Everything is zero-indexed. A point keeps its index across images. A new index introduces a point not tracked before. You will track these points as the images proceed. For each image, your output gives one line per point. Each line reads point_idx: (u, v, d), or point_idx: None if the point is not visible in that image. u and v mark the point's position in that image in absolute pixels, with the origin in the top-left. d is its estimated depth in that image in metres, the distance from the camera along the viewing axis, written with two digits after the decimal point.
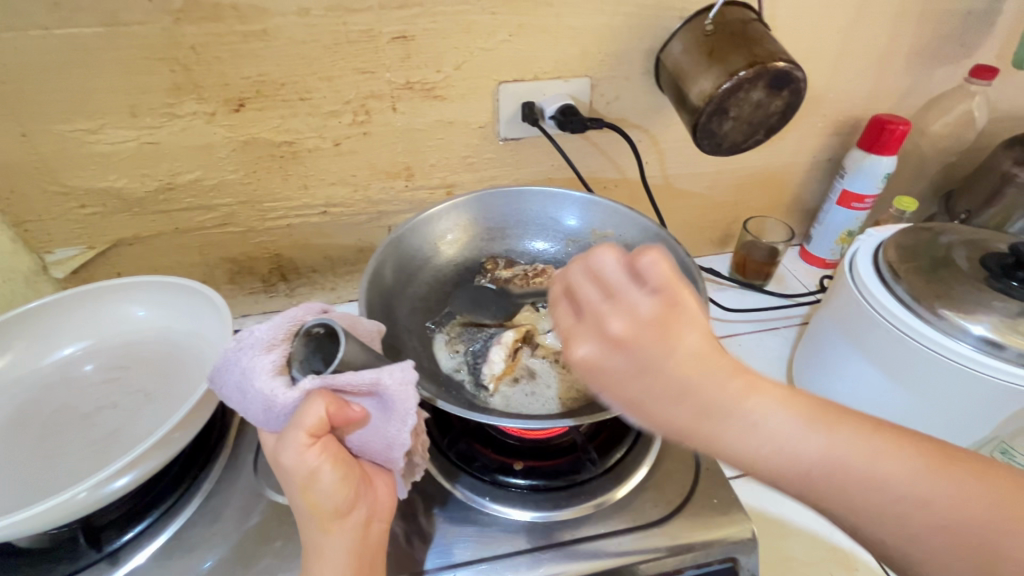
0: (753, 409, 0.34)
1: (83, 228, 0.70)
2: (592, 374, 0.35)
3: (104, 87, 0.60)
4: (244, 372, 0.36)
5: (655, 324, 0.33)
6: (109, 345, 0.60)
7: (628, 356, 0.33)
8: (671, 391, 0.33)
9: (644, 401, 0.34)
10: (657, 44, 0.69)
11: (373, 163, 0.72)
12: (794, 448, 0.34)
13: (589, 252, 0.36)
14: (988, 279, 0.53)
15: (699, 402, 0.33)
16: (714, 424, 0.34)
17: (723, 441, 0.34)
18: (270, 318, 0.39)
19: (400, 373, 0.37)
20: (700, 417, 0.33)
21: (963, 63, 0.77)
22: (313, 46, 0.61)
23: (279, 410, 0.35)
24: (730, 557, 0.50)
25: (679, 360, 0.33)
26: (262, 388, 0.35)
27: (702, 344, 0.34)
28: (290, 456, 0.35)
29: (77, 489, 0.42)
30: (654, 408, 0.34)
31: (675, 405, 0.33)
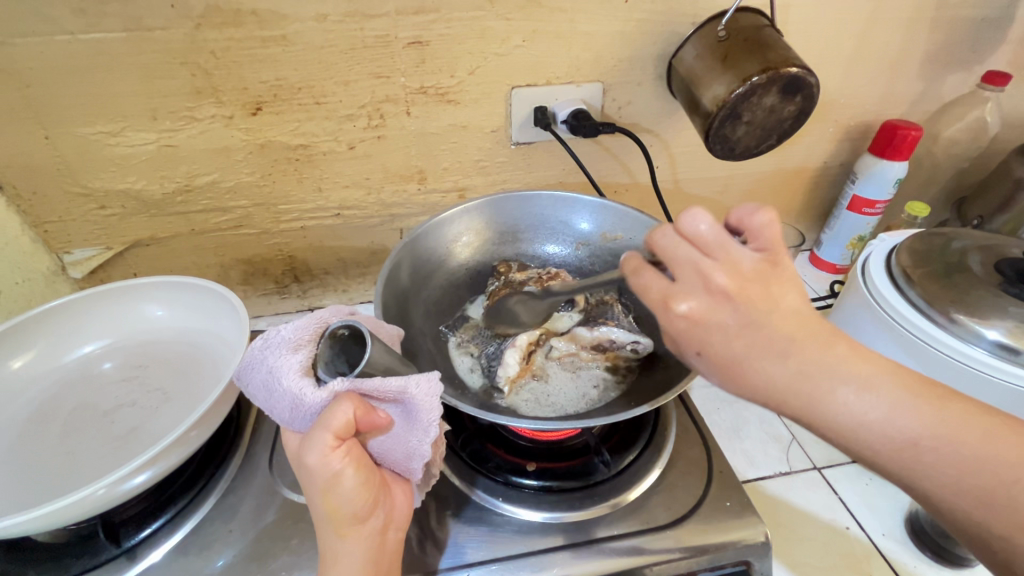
0: (851, 377, 0.38)
1: (101, 228, 0.71)
2: (701, 325, 0.40)
3: (127, 91, 0.61)
4: (272, 371, 0.36)
5: (757, 279, 0.39)
6: (127, 344, 0.61)
7: (734, 306, 0.39)
8: (771, 347, 0.38)
9: (747, 356, 0.39)
10: (669, 50, 0.69)
11: (387, 166, 0.73)
12: (891, 420, 0.38)
13: (682, 214, 0.41)
14: (1003, 284, 0.53)
15: (799, 362, 0.38)
16: (814, 386, 0.38)
17: (823, 404, 0.38)
18: (295, 319, 0.39)
19: (427, 384, 0.38)
20: (801, 377, 0.38)
21: (976, 69, 0.77)
22: (330, 50, 0.62)
23: (307, 410, 0.35)
24: (743, 560, 0.49)
25: (780, 316, 0.39)
26: (291, 387, 0.35)
27: (798, 302, 0.40)
28: (315, 459, 0.35)
29: (97, 486, 0.42)
30: (758, 364, 0.39)
31: (777, 359, 0.38)
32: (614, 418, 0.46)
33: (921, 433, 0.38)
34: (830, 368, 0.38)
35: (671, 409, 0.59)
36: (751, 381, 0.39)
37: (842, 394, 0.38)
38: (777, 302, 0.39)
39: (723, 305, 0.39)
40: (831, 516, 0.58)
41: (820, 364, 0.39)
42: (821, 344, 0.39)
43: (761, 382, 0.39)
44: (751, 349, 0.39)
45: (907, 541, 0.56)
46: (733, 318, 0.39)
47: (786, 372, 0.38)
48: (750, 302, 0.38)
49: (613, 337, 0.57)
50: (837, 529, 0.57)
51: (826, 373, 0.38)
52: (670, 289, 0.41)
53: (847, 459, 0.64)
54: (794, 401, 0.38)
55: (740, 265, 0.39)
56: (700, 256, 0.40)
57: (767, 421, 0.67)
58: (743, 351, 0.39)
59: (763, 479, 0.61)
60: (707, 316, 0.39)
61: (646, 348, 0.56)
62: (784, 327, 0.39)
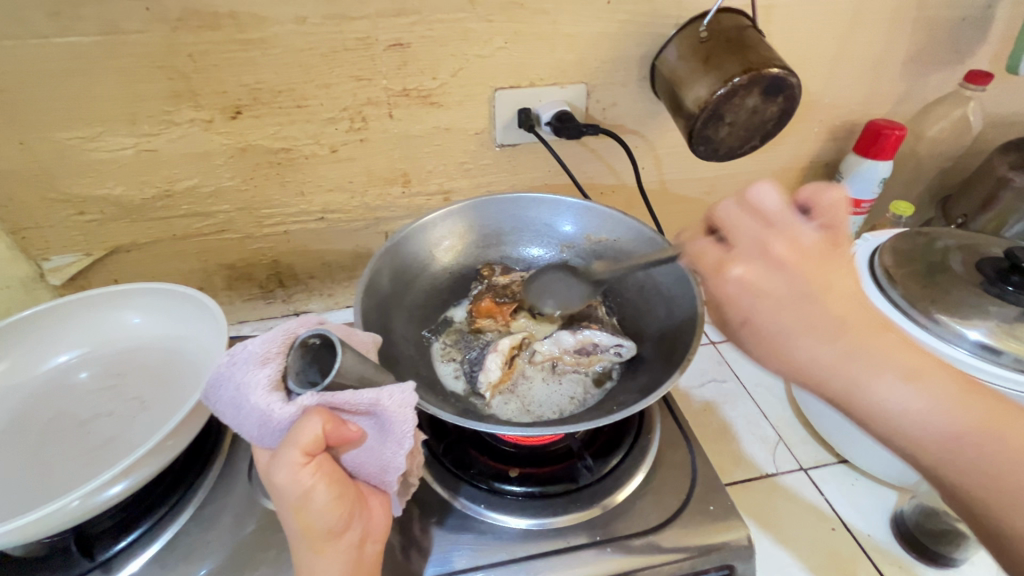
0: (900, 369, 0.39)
1: (80, 235, 0.70)
2: (754, 291, 0.41)
3: (103, 95, 0.60)
4: (240, 387, 0.36)
5: (815, 253, 0.41)
6: (105, 353, 0.60)
7: (788, 276, 0.40)
8: (820, 324, 0.39)
9: (798, 330, 0.40)
10: (652, 51, 0.69)
11: (371, 169, 0.72)
12: (933, 415, 0.38)
13: (749, 187, 0.45)
14: (983, 283, 0.53)
15: (849, 344, 0.39)
16: (860, 370, 0.39)
17: (866, 388, 0.39)
18: (264, 332, 0.38)
19: (400, 395, 0.38)
20: (849, 363, 0.39)
21: (958, 69, 0.78)
22: (311, 53, 0.62)
23: (276, 425, 0.35)
24: (727, 564, 0.49)
25: (836, 297, 0.40)
26: (258, 404, 0.35)
27: (853, 287, 0.41)
28: (284, 475, 0.35)
29: (70, 497, 0.41)
30: (805, 339, 0.40)
31: (822, 337, 0.39)
32: (596, 423, 0.45)
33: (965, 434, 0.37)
34: (877, 360, 0.39)
35: (656, 410, 0.59)
36: (792, 358, 0.40)
37: (883, 387, 0.39)
38: (833, 282, 0.41)
39: (775, 273, 0.41)
40: (817, 518, 0.58)
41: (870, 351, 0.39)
42: (869, 334, 0.39)
43: (804, 358, 0.40)
44: (800, 324, 0.40)
45: (892, 542, 0.56)
46: (785, 288, 0.40)
47: (831, 353, 0.39)
48: (805, 272, 0.40)
49: (596, 340, 0.56)
50: (823, 530, 0.57)
51: (871, 362, 0.39)
52: (729, 254, 0.44)
53: (833, 459, 0.64)
54: (835, 383, 0.39)
55: (798, 239, 0.42)
56: (761, 226, 0.43)
57: (753, 423, 0.67)
58: (791, 325, 0.40)
59: (750, 481, 0.61)
60: (760, 280, 0.41)
61: (629, 352, 0.56)
62: (838, 305, 0.40)
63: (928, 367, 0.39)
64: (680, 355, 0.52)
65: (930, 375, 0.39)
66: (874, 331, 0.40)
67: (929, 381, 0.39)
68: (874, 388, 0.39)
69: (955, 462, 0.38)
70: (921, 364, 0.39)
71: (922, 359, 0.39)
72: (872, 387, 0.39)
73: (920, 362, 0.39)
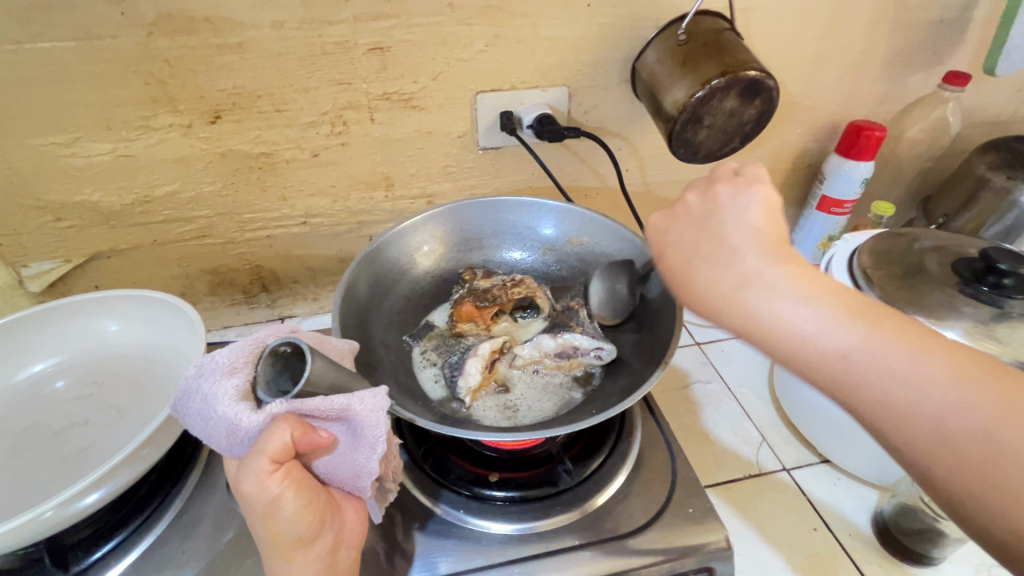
0: (797, 290, 0.36)
1: (59, 241, 0.69)
2: (663, 234, 0.45)
3: (79, 101, 0.60)
4: (208, 398, 0.36)
5: (727, 198, 0.43)
6: (82, 361, 0.59)
7: (692, 220, 0.43)
8: (715, 254, 0.40)
9: (694, 261, 0.41)
10: (633, 53, 0.69)
11: (353, 174, 0.72)
12: (831, 335, 0.35)
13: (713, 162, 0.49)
14: (959, 284, 0.53)
15: (743, 270, 0.38)
16: (753, 292, 0.37)
17: (759, 309, 0.37)
18: (231, 343, 0.38)
19: (371, 399, 0.38)
20: (746, 284, 0.37)
21: (936, 70, 0.78)
22: (289, 58, 0.61)
23: (244, 435, 0.35)
24: (706, 566, 0.49)
25: (735, 231, 0.40)
26: (226, 413, 0.35)
27: (765, 225, 0.40)
28: (251, 484, 0.34)
29: (43, 507, 0.40)
30: (703, 268, 0.40)
31: (721, 261, 0.39)
32: (574, 426, 0.45)
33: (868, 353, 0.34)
34: (776, 283, 0.37)
35: (637, 413, 0.59)
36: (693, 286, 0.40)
37: (779, 306, 0.36)
38: (735, 220, 0.41)
39: (684, 218, 0.44)
40: (798, 518, 0.58)
41: (769, 275, 0.37)
42: (768, 258, 0.38)
43: (701, 285, 0.40)
44: (699, 252, 0.41)
45: (872, 541, 0.57)
46: (689, 227, 0.43)
47: (727, 277, 0.39)
48: (709, 214, 0.43)
49: (577, 343, 0.56)
50: (803, 531, 0.57)
51: (767, 284, 0.37)
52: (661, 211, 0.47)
53: (815, 459, 0.64)
54: (736, 309, 0.38)
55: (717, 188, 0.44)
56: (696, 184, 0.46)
57: (737, 423, 0.67)
58: (692, 254, 0.42)
59: (732, 482, 0.61)
60: (669, 225, 0.45)
61: (610, 354, 0.56)
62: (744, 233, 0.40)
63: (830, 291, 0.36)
64: (659, 357, 0.52)
65: (829, 296, 0.36)
66: (779, 257, 0.38)
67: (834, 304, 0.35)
68: (774, 310, 0.36)
69: (858, 386, 0.34)
70: (822, 289, 0.36)
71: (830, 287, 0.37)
72: (773, 310, 0.36)
73: (826, 286, 0.37)
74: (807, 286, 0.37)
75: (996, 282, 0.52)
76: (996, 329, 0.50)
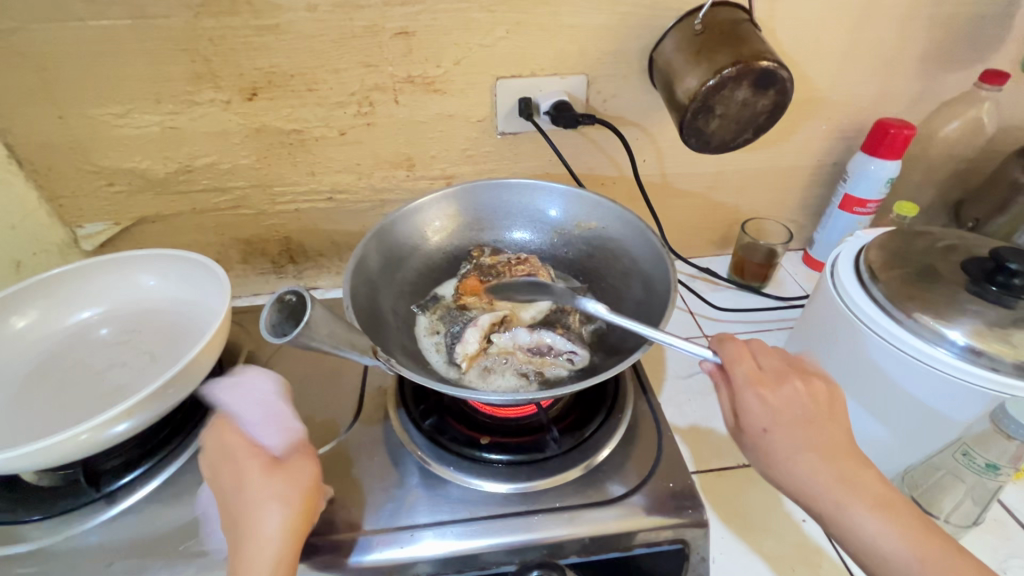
0: (872, 498, 0.42)
1: (110, 204, 0.76)
2: (767, 408, 0.45)
3: (133, 75, 0.65)
4: (267, 400, 0.54)
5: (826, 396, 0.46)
6: (122, 311, 0.65)
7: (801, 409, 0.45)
8: (814, 447, 0.44)
9: (795, 448, 0.44)
10: (651, 43, 0.70)
11: (377, 153, 0.76)
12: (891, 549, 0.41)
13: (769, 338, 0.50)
14: (966, 283, 0.52)
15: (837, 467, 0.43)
16: (844, 488, 0.43)
17: (847, 505, 0.42)
18: (268, 372, 0.58)
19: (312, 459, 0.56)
20: (835, 487, 0.43)
21: (974, 68, 0.76)
22: (321, 39, 0.65)
23: (287, 431, 0.51)
24: (680, 539, 0.51)
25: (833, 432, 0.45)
26: (282, 414, 0.53)
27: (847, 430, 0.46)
28: (305, 462, 0.48)
29: (79, 430, 0.45)
30: (801, 455, 0.44)
31: (822, 464, 0.43)
32: (558, 391, 0.47)
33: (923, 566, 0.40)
34: (861, 493, 0.42)
35: (630, 392, 0.61)
36: (783, 471, 0.44)
37: (859, 511, 0.42)
38: (831, 419, 0.45)
39: (787, 396, 0.45)
40: (786, 508, 0.58)
41: (856, 482, 0.43)
42: (853, 471, 0.43)
43: (798, 470, 0.43)
44: (796, 450, 0.44)
45: None
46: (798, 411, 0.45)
47: (830, 481, 0.42)
48: (814, 406, 0.45)
49: (552, 343, 0.57)
50: (789, 519, 0.58)
51: (853, 488, 0.43)
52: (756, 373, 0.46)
53: None
54: (824, 502, 0.43)
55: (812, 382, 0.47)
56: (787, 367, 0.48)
57: None
58: (791, 451, 0.44)
59: (725, 470, 0.61)
60: (776, 400, 0.45)
61: (582, 360, 0.57)
62: (831, 435, 0.45)
63: (899, 506, 0.42)
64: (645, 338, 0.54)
65: (897, 507, 0.42)
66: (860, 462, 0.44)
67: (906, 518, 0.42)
68: (853, 512, 0.42)
69: None
70: (891, 497, 0.43)
71: (897, 494, 0.43)
72: (854, 513, 0.42)
73: (897, 498, 0.43)
74: (881, 495, 0.43)
75: (1006, 282, 0.50)
76: (1015, 333, 0.48)
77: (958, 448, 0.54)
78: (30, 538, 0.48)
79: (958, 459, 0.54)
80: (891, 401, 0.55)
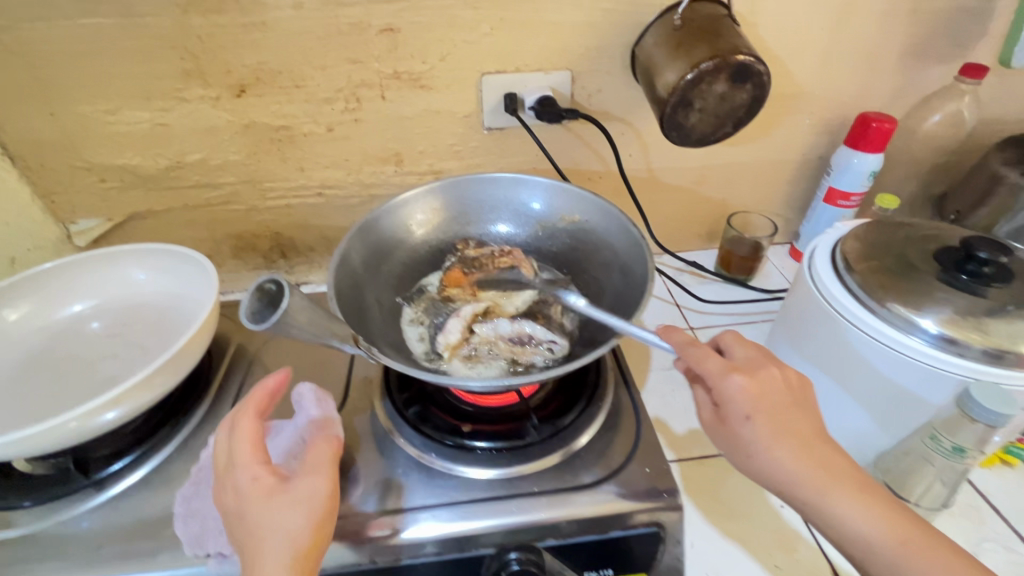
0: (846, 485, 0.44)
1: (102, 201, 0.77)
2: (748, 395, 0.46)
3: (123, 73, 0.66)
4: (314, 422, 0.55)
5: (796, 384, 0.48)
6: (113, 305, 0.66)
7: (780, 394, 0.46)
8: (790, 436, 0.45)
9: (775, 436, 0.45)
10: (632, 39, 0.71)
11: (365, 149, 0.77)
12: (868, 534, 0.42)
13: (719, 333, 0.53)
14: (938, 271, 0.54)
15: (815, 454, 0.45)
16: (822, 476, 0.44)
17: (825, 493, 0.44)
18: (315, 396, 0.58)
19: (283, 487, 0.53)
20: (812, 476, 0.44)
21: (955, 62, 0.77)
22: (308, 37, 0.66)
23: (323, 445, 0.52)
24: (655, 522, 0.52)
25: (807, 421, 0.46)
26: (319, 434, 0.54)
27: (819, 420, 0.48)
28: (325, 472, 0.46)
29: (69, 417, 0.47)
30: (780, 444, 0.45)
31: (800, 453, 0.44)
32: (535, 376, 0.48)
33: (899, 550, 0.41)
34: (838, 477, 0.44)
35: (610, 382, 0.62)
36: (763, 461, 0.45)
37: (836, 498, 0.43)
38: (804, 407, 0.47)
39: (766, 383, 0.47)
40: (764, 493, 0.60)
41: (832, 469, 0.44)
42: (829, 455, 0.45)
43: (778, 461, 0.44)
44: (776, 436, 0.45)
45: None
46: (778, 398, 0.46)
47: (810, 465, 0.44)
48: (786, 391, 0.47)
49: (532, 333, 0.59)
50: (767, 504, 0.59)
51: (829, 475, 0.44)
52: (732, 363, 0.48)
53: None
54: (803, 493, 0.44)
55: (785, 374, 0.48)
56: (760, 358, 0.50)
57: None
58: (771, 438, 0.45)
59: (706, 457, 0.62)
60: (757, 387, 0.46)
61: (561, 349, 0.59)
62: (804, 424, 0.46)
63: (871, 494, 0.44)
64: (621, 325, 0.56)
65: (872, 496, 0.44)
66: (836, 451, 0.46)
67: (881, 505, 0.43)
68: (830, 500, 0.43)
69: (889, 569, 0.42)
70: (864, 484, 0.44)
71: (871, 483, 0.45)
72: (832, 501, 0.43)
73: (869, 488, 0.44)
74: (856, 482, 0.44)
75: (976, 270, 0.52)
76: (987, 321, 0.49)
77: (927, 431, 0.54)
78: (21, 523, 0.50)
79: (927, 442, 0.54)
80: (865, 389, 0.56)
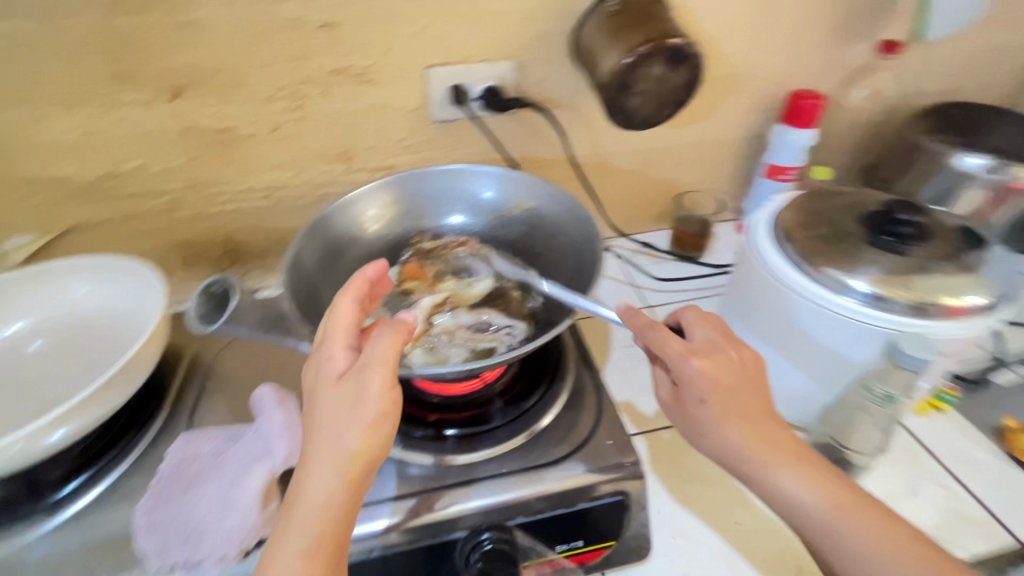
0: (789, 456, 0.47)
1: (32, 215, 0.72)
2: (703, 383, 0.48)
3: (45, 79, 0.63)
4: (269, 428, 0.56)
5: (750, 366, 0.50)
6: (54, 321, 0.63)
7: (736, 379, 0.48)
8: (739, 414, 0.48)
9: (726, 416, 0.47)
10: (573, 27, 0.72)
11: (313, 147, 0.75)
12: (806, 501, 0.46)
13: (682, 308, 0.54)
14: (865, 235, 0.58)
15: (761, 431, 0.47)
16: (766, 449, 0.47)
17: (770, 463, 0.47)
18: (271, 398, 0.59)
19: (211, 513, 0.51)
20: (757, 451, 0.47)
21: (874, 39, 0.82)
22: (244, 34, 0.65)
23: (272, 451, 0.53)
24: (621, 491, 0.54)
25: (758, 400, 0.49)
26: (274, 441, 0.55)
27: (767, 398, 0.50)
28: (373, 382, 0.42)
29: (10, 441, 0.45)
30: (731, 422, 0.47)
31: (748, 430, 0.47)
32: (494, 360, 0.49)
33: (833, 515, 0.45)
34: (778, 450, 0.47)
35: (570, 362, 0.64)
36: (716, 438, 0.48)
37: (779, 469, 0.47)
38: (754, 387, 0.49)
39: (723, 369, 0.48)
40: None
41: (775, 443, 0.47)
42: (772, 429, 0.48)
43: (727, 438, 0.47)
44: (726, 416, 0.47)
45: None
46: (731, 383, 0.48)
47: (754, 443, 0.47)
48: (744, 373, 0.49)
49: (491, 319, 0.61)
50: None
51: (773, 449, 0.47)
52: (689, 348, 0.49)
53: None
54: (751, 465, 0.47)
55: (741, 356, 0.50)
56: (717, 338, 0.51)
57: None
58: (722, 418, 0.47)
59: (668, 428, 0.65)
60: (713, 373, 0.48)
61: (520, 333, 0.60)
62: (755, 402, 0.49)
63: (810, 463, 0.47)
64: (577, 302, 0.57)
65: (810, 465, 0.47)
66: (778, 426, 0.49)
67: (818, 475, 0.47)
68: (773, 471, 0.47)
69: (825, 531, 0.45)
70: (803, 454, 0.48)
71: (811, 453, 0.48)
72: (775, 472, 0.46)
73: (807, 457, 0.48)
74: (796, 452, 0.48)
75: (898, 232, 0.56)
76: (911, 278, 0.53)
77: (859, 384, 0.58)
78: None
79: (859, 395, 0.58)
80: (805, 353, 0.60)
